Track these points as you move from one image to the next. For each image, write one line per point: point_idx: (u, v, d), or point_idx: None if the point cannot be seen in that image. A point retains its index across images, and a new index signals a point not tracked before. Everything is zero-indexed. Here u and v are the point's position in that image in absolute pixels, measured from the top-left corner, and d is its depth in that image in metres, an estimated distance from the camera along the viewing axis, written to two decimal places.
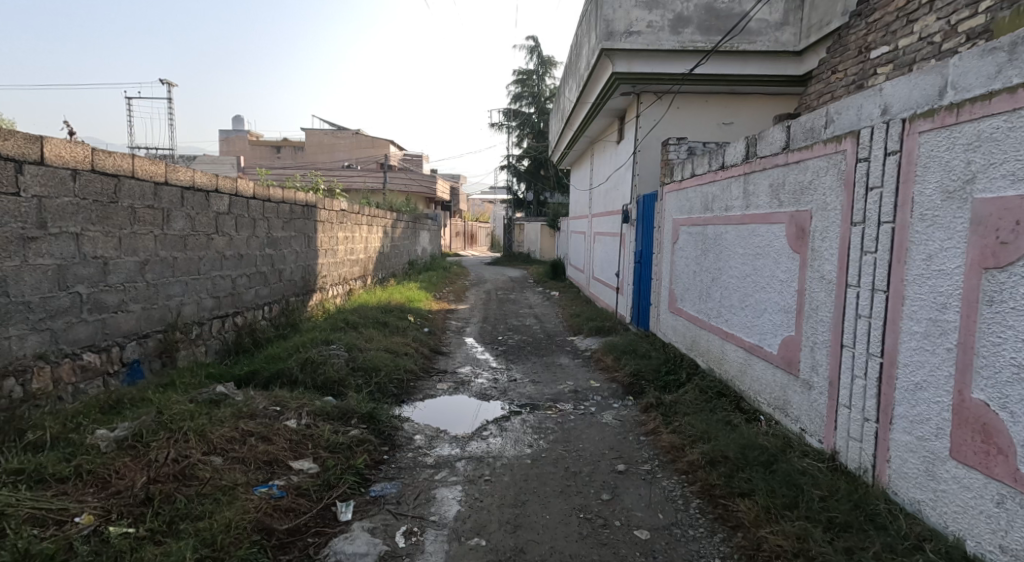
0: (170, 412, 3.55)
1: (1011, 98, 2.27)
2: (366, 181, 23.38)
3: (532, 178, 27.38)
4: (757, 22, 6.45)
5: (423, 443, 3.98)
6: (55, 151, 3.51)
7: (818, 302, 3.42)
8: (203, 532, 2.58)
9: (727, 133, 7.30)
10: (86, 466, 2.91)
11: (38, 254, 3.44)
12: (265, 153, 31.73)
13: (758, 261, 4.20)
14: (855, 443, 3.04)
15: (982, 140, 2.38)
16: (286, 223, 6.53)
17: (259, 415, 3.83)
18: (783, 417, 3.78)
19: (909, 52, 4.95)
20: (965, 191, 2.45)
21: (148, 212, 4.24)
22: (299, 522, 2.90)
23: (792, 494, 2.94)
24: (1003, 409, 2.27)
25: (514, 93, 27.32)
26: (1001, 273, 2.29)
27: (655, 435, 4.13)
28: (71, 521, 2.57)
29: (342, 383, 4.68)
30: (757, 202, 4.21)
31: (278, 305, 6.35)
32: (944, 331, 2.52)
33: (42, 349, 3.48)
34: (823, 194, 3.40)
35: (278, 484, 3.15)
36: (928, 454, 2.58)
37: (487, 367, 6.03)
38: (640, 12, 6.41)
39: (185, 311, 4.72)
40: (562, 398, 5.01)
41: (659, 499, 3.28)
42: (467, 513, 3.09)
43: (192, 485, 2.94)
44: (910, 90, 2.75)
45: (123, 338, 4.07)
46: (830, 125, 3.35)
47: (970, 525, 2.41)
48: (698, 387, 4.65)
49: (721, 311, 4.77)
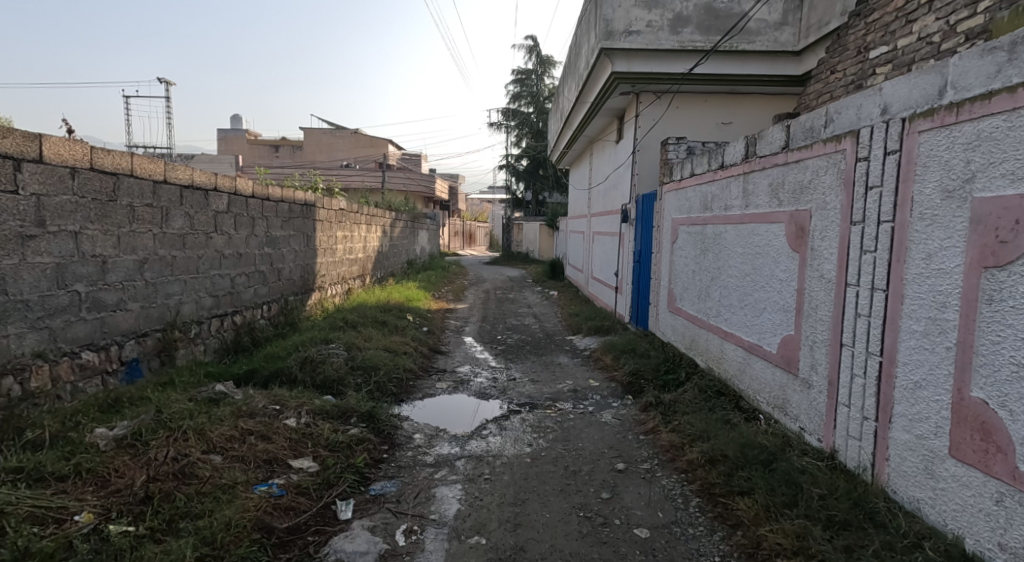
0: (169, 411, 3.54)
1: (1010, 98, 2.27)
2: (365, 180, 23.40)
3: (531, 178, 27.34)
4: (757, 22, 6.45)
5: (423, 442, 3.98)
6: (54, 150, 3.50)
7: (817, 301, 3.42)
8: (203, 531, 2.58)
9: (726, 132, 7.30)
10: (86, 465, 2.90)
11: (36, 252, 3.43)
12: (262, 153, 31.72)
13: (757, 260, 4.21)
14: (854, 442, 3.04)
15: (982, 139, 2.39)
16: (284, 222, 6.52)
17: (258, 414, 3.82)
18: (783, 416, 3.78)
19: (908, 52, 4.95)
20: (964, 190, 2.46)
21: (147, 210, 4.24)
22: (299, 521, 2.90)
23: (791, 493, 2.94)
24: (1002, 407, 2.28)
25: (513, 93, 27.35)
26: (1001, 272, 2.29)
27: (654, 434, 4.13)
28: (70, 519, 2.56)
29: (341, 383, 4.67)
30: (757, 202, 4.21)
31: (276, 305, 6.33)
32: (944, 330, 2.53)
33: (40, 347, 3.47)
34: (823, 194, 3.40)
35: (277, 483, 3.14)
36: (927, 452, 2.59)
37: (486, 367, 6.02)
38: (639, 11, 6.41)
39: (184, 310, 4.70)
40: (561, 397, 5.00)
41: (658, 498, 3.28)
42: (468, 512, 3.09)
43: (192, 484, 2.93)
44: (909, 90, 2.76)
45: (122, 337, 4.06)
46: (830, 124, 3.35)
47: (969, 523, 2.41)
48: (698, 386, 4.65)
49: (721, 310, 4.76)
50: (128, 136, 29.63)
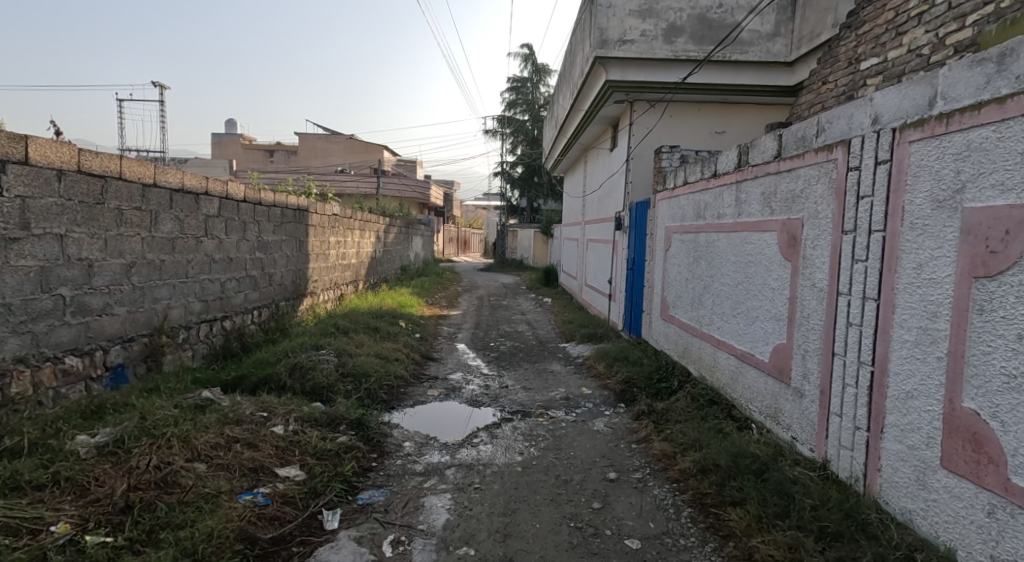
0: (153, 418, 3.49)
1: (999, 109, 2.28)
2: (359, 186, 23.47)
3: (526, 184, 27.40)
4: (749, 33, 6.51)
5: (413, 450, 3.93)
6: (40, 151, 3.46)
7: (810, 309, 3.41)
8: (184, 541, 2.54)
9: (719, 141, 7.32)
10: (65, 474, 2.86)
11: (20, 255, 3.38)
12: (257, 157, 31.69)
13: (749, 269, 4.20)
14: (846, 452, 3.02)
15: (971, 150, 2.39)
16: (276, 226, 6.47)
17: (246, 421, 3.78)
18: (775, 425, 3.76)
19: (898, 63, 4.96)
20: (954, 200, 2.45)
21: (135, 214, 4.19)
22: (284, 531, 2.85)
23: (783, 504, 2.92)
24: (993, 418, 2.27)
25: (507, 100, 27.40)
26: (991, 282, 2.29)
27: (646, 442, 4.11)
28: (46, 530, 2.51)
29: (331, 389, 4.63)
30: (750, 210, 4.21)
31: (267, 310, 6.28)
32: (935, 339, 2.52)
33: (22, 352, 3.42)
34: (814, 203, 3.40)
35: (263, 491, 3.10)
36: (918, 463, 2.57)
37: (478, 374, 5.98)
38: (633, 20, 6.45)
39: (172, 314, 4.66)
40: (553, 405, 4.98)
41: (650, 507, 3.25)
42: (457, 522, 3.05)
43: (174, 493, 2.89)
44: (899, 100, 2.76)
45: (108, 342, 4.01)
46: (822, 134, 3.35)
47: (961, 535, 2.39)
48: (690, 394, 4.63)
49: (714, 319, 4.75)
50: (122, 140, 29.71)
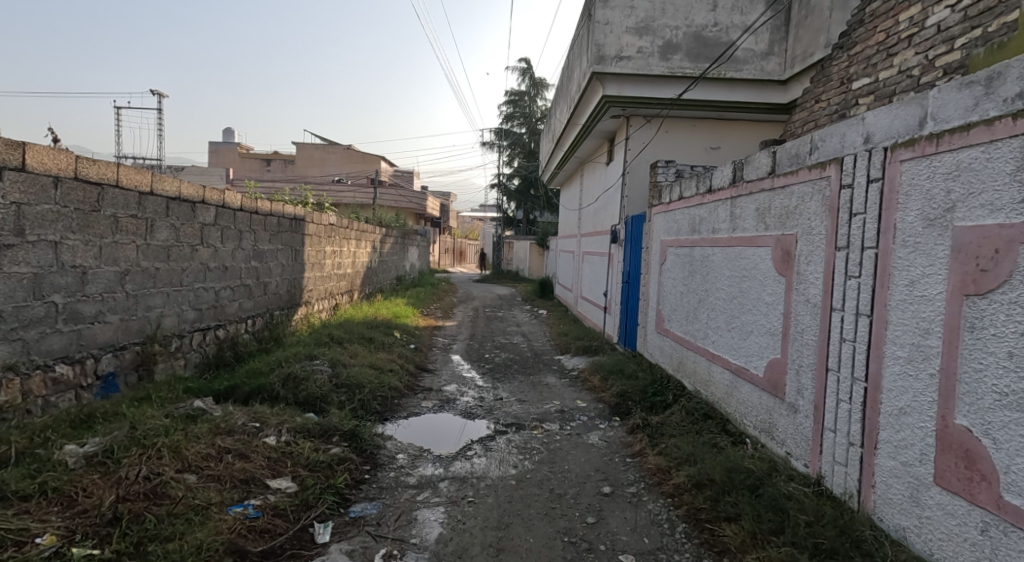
0: (144, 428, 3.46)
1: (988, 131, 2.31)
2: (355, 196, 23.44)
3: (522, 197, 27.49)
4: (744, 51, 6.60)
5: (406, 462, 3.91)
6: (37, 158, 3.44)
7: (804, 325, 3.43)
8: (172, 554, 2.51)
9: (714, 157, 7.39)
10: (52, 484, 2.82)
11: (14, 262, 3.37)
12: (253, 165, 31.63)
13: (744, 284, 4.21)
14: (840, 468, 3.02)
15: (961, 169, 2.42)
16: (272, 236, 6.46)
17: (237, 432, 3.74)
18: (770, 440, 3.75)
19: (889, 84, 5.00)
20: (945, 218, 2.47)
21: (131, 221, 4.18)
22: (274, 544, 2.82)
23: (778, 520, 2.90)
24: (985, 435, 2.27)
25: (506, 114, 27.59)
26: (981, 300, 2.31)
27: (642, 456, 4.10)
28: (31, 541, 2.48)
29: (325, 399, 4.60)
30: (744, 225, 4.24)
31: (261, 319, 6.25)
32: (927, 356, 2.53)
33: (12, 359, 3.39)
34: (809, 219, 3.42)
35: (253, 503, 3.07)
36: (912, 479, 2.57)
37: (472, 385, 5.96)
38: (630, 37, 6.53)
39: (165, 323, 4.62)
40: (547, 418, 4.96)
41: (644, 522, 3.23)
42: (449, 536, 3.02)
43: (163, 504, 2.85)
44: (891, 120, 2.80)
45: (99, 350, 3.98)
46: (815, 151, 3.38)
47: (954, 553, 2.39)
48: (685, 409, 4.63)
49: (709, 333, 4.75)
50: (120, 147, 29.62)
